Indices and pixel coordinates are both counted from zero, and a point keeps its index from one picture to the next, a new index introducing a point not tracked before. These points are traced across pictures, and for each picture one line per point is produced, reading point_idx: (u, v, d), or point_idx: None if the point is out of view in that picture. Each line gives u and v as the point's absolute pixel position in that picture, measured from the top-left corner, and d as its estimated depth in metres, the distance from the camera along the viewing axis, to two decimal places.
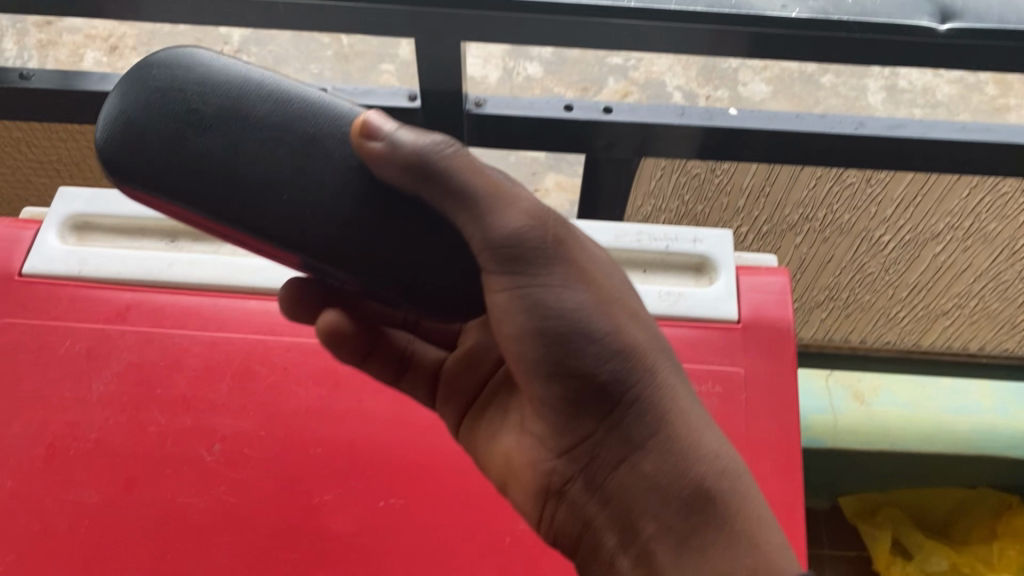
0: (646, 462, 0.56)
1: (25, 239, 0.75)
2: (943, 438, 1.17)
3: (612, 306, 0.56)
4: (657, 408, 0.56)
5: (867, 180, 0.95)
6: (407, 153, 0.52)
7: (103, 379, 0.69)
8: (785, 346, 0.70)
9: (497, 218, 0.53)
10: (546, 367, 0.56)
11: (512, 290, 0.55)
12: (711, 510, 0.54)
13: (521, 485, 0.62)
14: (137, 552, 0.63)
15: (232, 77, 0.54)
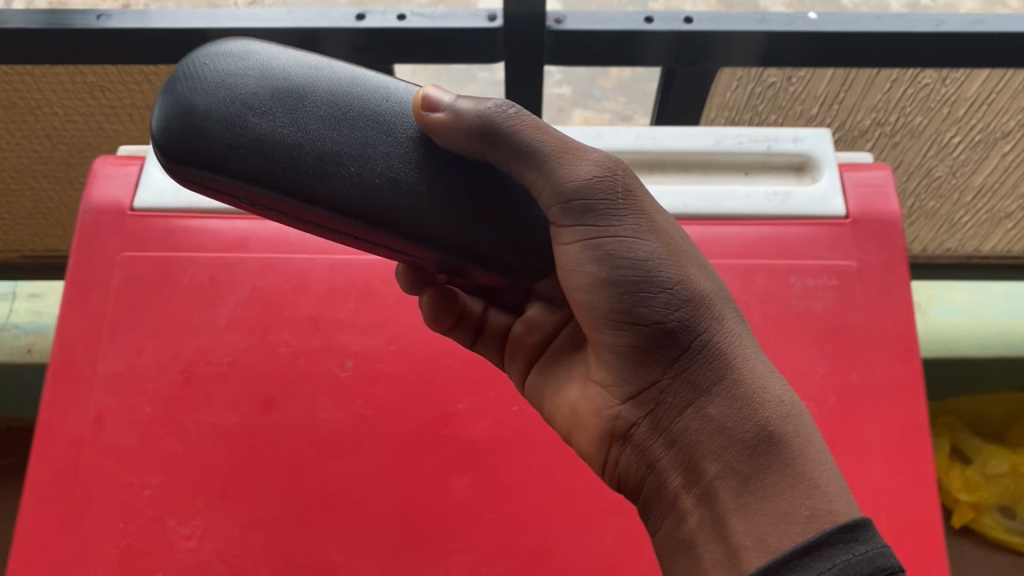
0: (713, 403, 0.50)
1: (131, 174, 0.75)
2: (995, 339, 1.08)
3: (680, 254, 0.52)
4: (726, 350, 0.51)
5: (941, 80, 0.96)
6: (470, 120, 0.51)
7: (230, 304, 0.70)
8: (895, 238, 0.72)
9: (565, 174, 0.51)
10: (609, 312, 0.53)
11: (578, 239, 0.52)
12: (782, 455, 0.48)
13: (586, 434, 0.58)
14: (282, 466, 0.65)
15: (285, 62, 0.55)
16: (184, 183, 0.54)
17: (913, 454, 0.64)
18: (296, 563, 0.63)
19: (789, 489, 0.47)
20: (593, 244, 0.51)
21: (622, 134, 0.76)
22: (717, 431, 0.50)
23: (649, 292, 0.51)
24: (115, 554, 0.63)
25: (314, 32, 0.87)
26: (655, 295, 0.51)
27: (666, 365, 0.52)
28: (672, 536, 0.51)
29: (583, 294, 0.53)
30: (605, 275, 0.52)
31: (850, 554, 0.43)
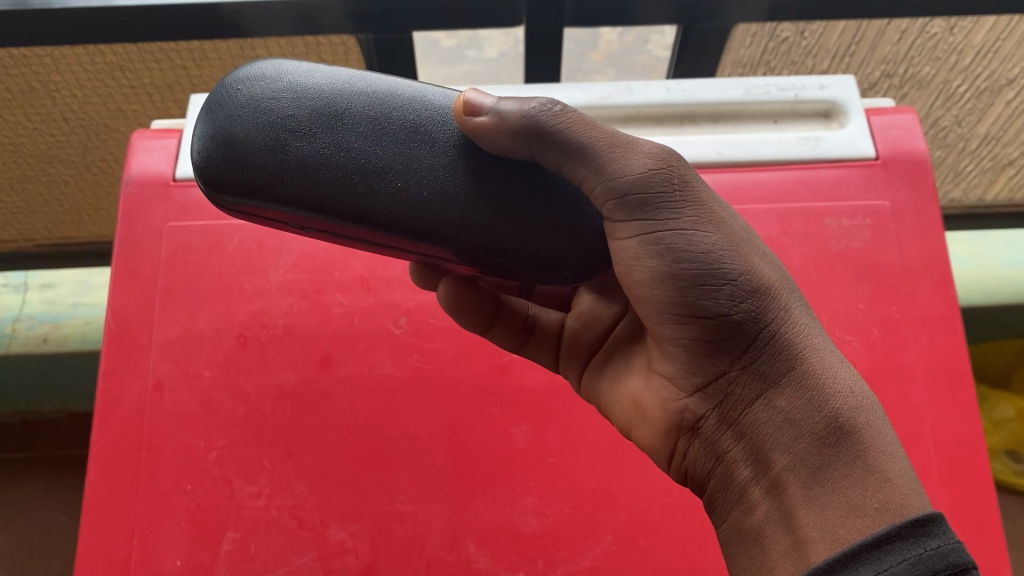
0: (782, 395, 0.50)
1: (171, 145, 0.76)
2: (998, 287, 1.08)
3: (741, 247, 0.52)
4: (793, 342, 0.51)
5: (949, 29, 0.98)
6: (516, 121, 0.51)
7: (280, 269, 0.72)
8: (926, 176, 0.74)
9: (619, 169, 0.51)
10: (672, 307, 0.52)
11: (637, 234, 0.52)
12: (853, 446, 0.48)
13: (649, 426, 0.58)
14: (344, 422, 0.67)
15: (318, 80, 0.54)
16: (230, 211, 0.53)
17: (953, 382, 0.67)
18: (364, 514, 0.64)
19: (858, 480, 0.47)
20: (654, 240, 0.51)
21: (652, 88, 0.78)
22: (786, 423, 0.50)
23: (711, 285, 0.51)
24: (185, 514, 0.64)
25: (337, 2, 0.88)
26: (717, 288, 0.51)
27: (733, 357, 0.52)
28: (739, 526, 0.52)
29: (643, 290, 0.53)
30: (667, 270, 0.51)
31: (921, 549, 0.42)
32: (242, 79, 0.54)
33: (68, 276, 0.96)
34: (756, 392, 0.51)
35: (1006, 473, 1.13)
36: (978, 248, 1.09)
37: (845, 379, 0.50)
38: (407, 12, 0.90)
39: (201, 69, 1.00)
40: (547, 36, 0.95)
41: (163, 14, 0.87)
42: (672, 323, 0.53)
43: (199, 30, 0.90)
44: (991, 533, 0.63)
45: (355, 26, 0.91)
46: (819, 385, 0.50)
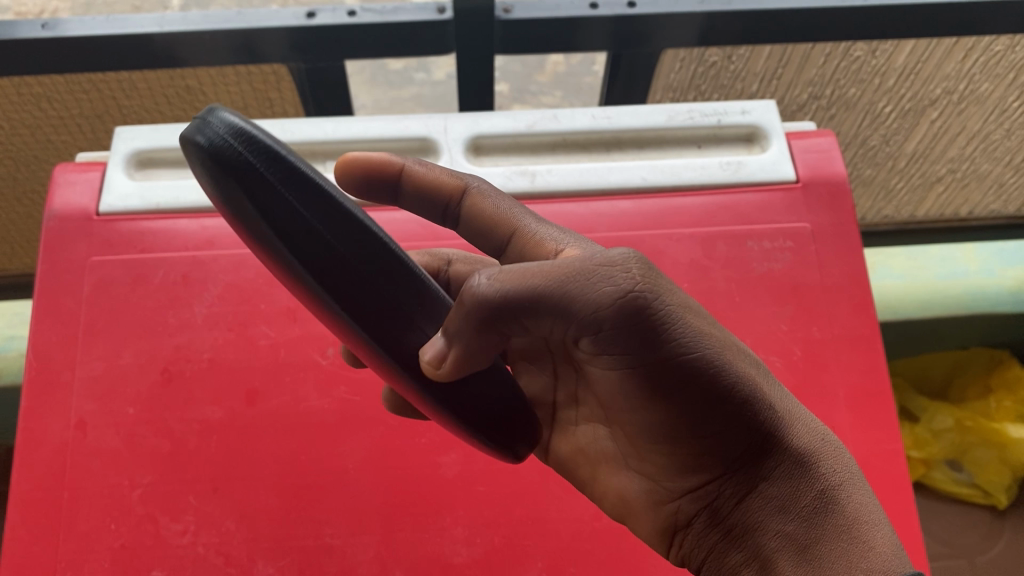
0: (769, 482, 0.48)
1: (95, 179, 0.75)
2: (935, 303, 1.09)
3: (732, 351, 0.47)
4: (782, 430, 0.48)
5: (872, 53, 1.01)
6: (473, 328, 0.42)
7: (205, 303, 0.72)
8: (844, 198, 0.76)
9: (586, 310, 0.42)
10: (666, 416, 0.48)
11: (618, 360, 0.45)
12: (840, 520, 0.47)
13: (640, 523, 0.56)
14: (271, 456, 0.66)
15: (252, 225, 0.39)
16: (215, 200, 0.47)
17: (874, 400, 0.69)
18: (291, 549, 0.64)
19: (848, 556, 0.45)
20: (630, 358, 0.44)
21: (578, 115, 0.79)
22: (778, 508, 0.48)
23: (705, 398, 0.46)
24: (108, 554, 0.63)
25: (265, 32, 0.88)
26: (712, 398, 0.46)
27: (722, 458, 0.49)
28: None
29: (629, 400, 0.49)
30: (658, 384, 0.46)
31: None
32: (222, 170, 0.37)
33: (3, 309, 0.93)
34: (749, 486, 0.49)
35: (947, 483, 1.16)
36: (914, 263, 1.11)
37: (829, 454, 0.49)
38: (337, 42, 0.90)
39: (131, 99, 0.99)
40: (478, 64, 0.96)
41: (88, 44, 0.86)
42: (659, 428, 0.49)
43: (127, 61, 0.89)
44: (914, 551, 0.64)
45: (286, 55, 0.91)
46: (804, 472, 0.48)
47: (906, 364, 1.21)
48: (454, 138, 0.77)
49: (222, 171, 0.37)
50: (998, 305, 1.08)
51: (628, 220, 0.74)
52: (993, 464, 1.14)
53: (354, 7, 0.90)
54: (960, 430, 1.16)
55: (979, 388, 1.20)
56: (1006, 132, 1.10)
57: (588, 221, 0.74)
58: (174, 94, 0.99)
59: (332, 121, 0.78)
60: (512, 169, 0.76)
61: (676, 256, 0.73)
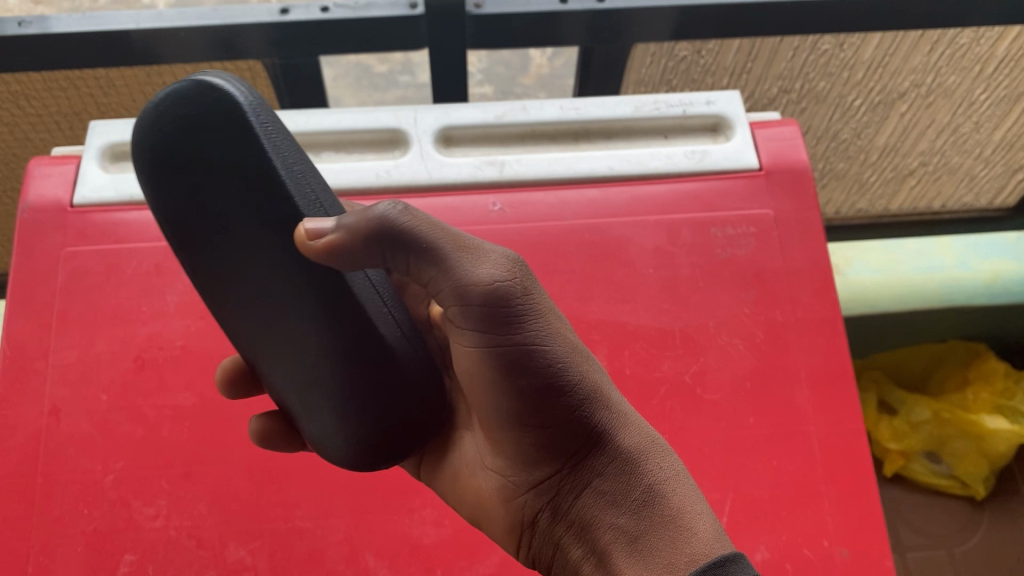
0: (604, 480, 0.51)
1: (70, 171, 0.76)
2: (910, 296, 1.10)
3: (572, 346, 0.49)
4: (615, 427, 0.51)
5: (839, 46, 1.02)
6: (361, 228, 0.44)
7: (178, 291, 0.72)
8: (807, 185, 0.77)
9: (462, 278, 0.44)
10: (513, 412, 0.50)
11: (473, 348, 0.47)
12: (666, 511, 0.49)
13: (495, 521, 0.58)
14: (242, 441, 0.67)
15: (250, 179, 0.46)
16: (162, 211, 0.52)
17: (836, 382, 0.70)
18: (263, 531, 0.65)
19: (673, 544, 0.47)
20: (484, 348, 0.47)
21: (546, 107, 0.80)
22: (610, 502, 0.50)
23: (544, 392, 0.48)
24: (82, 538, 0.64)
25: (240, 28, 0.89)
26: (548, 391, 0.48)
27: (565, 452, 0.51)
28: None
29: (476, 392, 0.51)
30: (501, 374, 0.48)
31: None
32: (231, 118, 0.46)
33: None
34: (586, 479, 0.51)
35: (926, 475, 1.18)
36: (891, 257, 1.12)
37: (660, 456, 0.51)
38: (312, 38, 0.91)
39: (109, 97, 1.00)
40: (452, 59, 0.97)
41: (64, 41, 0.87)
42: (503, 421, 0.51)
43: (104, 57, 0.90)
44: (873, 528, 0.66)
45: (262, 51, 0.93)
46: (636, 466, 0.50)
47: (885, 356, 1.21)
48: (424, 129, 0.79)
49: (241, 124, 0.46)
50: (971, 297, 1.10)
51: (596, 208, 0.76)
52: (970, 455, 1.16)
53: (328, 3, 0.91)
54: (938, 422, 1.18)
55: (957, 379, 1.21)
56: (975, 125, 1.12)
57: (556, 210, 0.75)
58: (151, 91, 1.00)
59: (304, 113, 0.79)
60: (482, 160, 0.77)
61: (641, 242, 0.74)
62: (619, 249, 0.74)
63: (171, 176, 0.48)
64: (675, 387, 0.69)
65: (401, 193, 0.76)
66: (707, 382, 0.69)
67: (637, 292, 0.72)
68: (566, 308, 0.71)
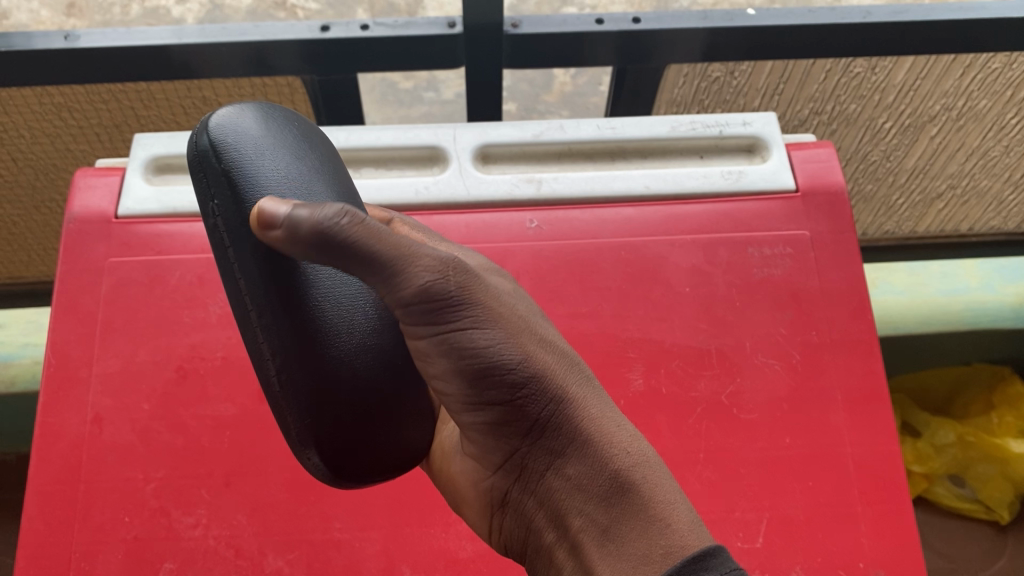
0: (566, 464, 0.48)
1: (115, 183, 0.77)
2: (936, 317, 1.10)
3: (518, 328, 0.47)
4: (571, 410, 0.48)
5: (872, 69, 1.03)
6: (309, 231, 0.42)
7: (220, 303, 0.73)
8: (843, 207, 0.78)
9: (404, 281, 0.44)
10: (463, 393, 0.48)
11: (424, 336, 0.47)
12: (634, 499, 0.46)
13: (470, 502, 0.56)
14: (281, 452, 0.68)
15: (344, 178, 0.55)
16: (223, 170, 0.48)
17: (872, 404, 0.70)
18: (301, 542, 0.66)
19: (645, 533, 0.45)
20: (436, 335, 0.46)
21: (583, 126, 0.81)
22: (573, 488, 0.47)
23: (492, 375, 0.46)
24: (123, 546, 0.65)
25: (280, 44, 0.91)
26: (498, 382, 0.47)
27: (522, 435, 0.49)
28: None
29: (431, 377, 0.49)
30: (450, 367, 0.47)
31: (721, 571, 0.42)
32: (317, 137, 0.56)
33: (18, 316, 0.97)
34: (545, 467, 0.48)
35: (950, 498, 1.17)
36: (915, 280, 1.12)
37: (623, 440, 0.48)
38: (352, 54, 0.93)
39: (149, 109, 1.01)
40: (487, 79, 0.98)
41: (108, 55, 0.89)
42: (460, 413, 0.49)
43: (148, 71, 0.92)
44: (910, 550, 0.66)
45: (301, 67, 0.94)
46: (594, 450, 0.47)
47: (909, 380, 1.21)
48: (463, 146, 0.80)
49: (325, 144, 0.56)
50: (998, 319, 1.09)
51: (632, 227, 0.76)
52: (995, 480, 1.15)
53: (367, 21, 0.92)
54: (963, 445, 1.17)
55: (982, 403, 1.20)
56: (1005, 149, 1.12)
57: (593, 228, 0.76)
58: (190, 104, 1.01)
59: (345, 129, 0.80)
60: (520, 177, 0.78)
61: (678, 261, 0.75)
62: (656, 268, 0.75)
63: (276, 148, 0.50)
64: (711, 407, 0.69)
65: (440, 209, 0.77)
66: (743, 402, 0.70)
67: (674, 311, 0.73)
68: (603, 326, 0.72)
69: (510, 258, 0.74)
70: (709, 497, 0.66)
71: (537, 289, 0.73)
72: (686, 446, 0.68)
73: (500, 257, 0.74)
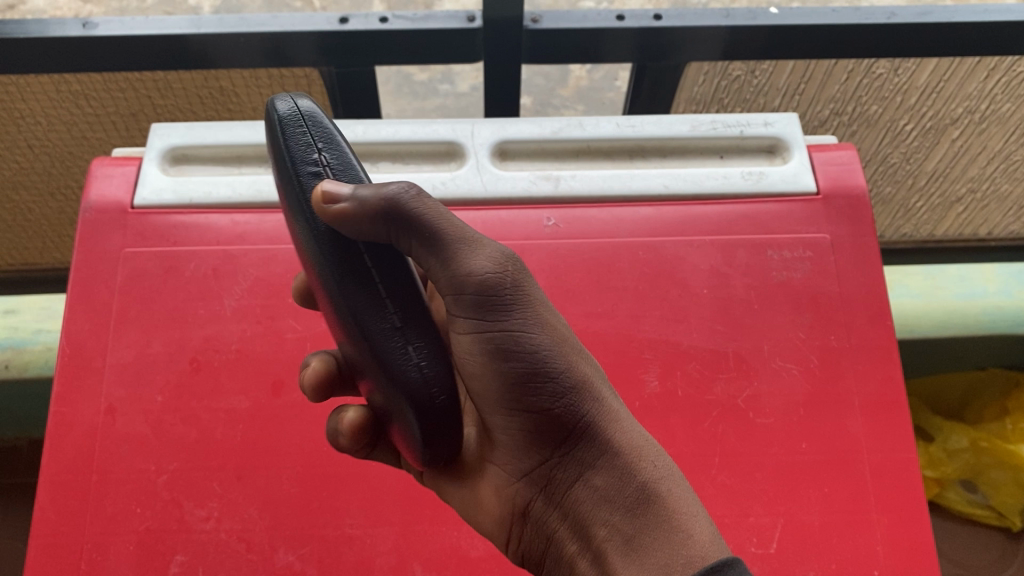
0: (596, 473, 0.47)
1: (131, 173, 0.77)
2: (952, 320, 1.08)
3: (563, 337, 0.48)
4: (606, 423, 0.47)
5: (895, 70, 1.01)
6: (375, 206, 0.43)
7: (235, 295, 0.73)
8: (864, 210, 0.77)
9: (464, 270, 0.45)
10: (501, 397, 0.48)
11: (472, 336, 0.47)
12: (660, 512, 0.45)
13: (487, 515, 0.55)
14: (293, 446, 0.68)
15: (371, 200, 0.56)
16: (303, 136, 0.48)
17: (890, 410, 0.70)
18: (312, 537, 0.65)
19: (667, 543, 0.44)
20: (484, 337, 0.46)
21: (602, 124, 0.80)
22: (602, 498, 0.47)
23: (534, 381, 0.46)
24: (134, 536, 0.65)
25: (299, 36, 0.90)
26: (540, 388, 0.46)
27: (553, 445, 0.48)
28: None
29: (471, 381, 0.49)
30: (492, 367, 0.47)
31: None
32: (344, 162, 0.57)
33: (32, 302, 0.99)
34: (572, 477, 0.48)
35: (962, 504, 1.16)
36: (931, 283, 1.11)
37: (653, 456, 0.48)
38: (370, 48, 0.92)
39: (166, 99, 1.01)
40: (505, 74, 0.98)
41: (126, 43, 0.89)
42: (495, 417, 0.49)
43: (165, 61, 0.92)
44: (926, 559, 0.65)
45: (320, 59, 0.94)
46: (625, 460, 0.47)
47: (922, 384, 1.21)
48: (481, 142, 0.79)
49: None
50: (1016, 325, 1.08)
51: (650, 227, 0.76)
52: (1007, 486, 1.14)
53: (386, 14, 0.92)
54: (976, 450, 1.15)
55: (997, 408, 1.19)
56: None
57: (610, 227, 0.75)
58: (207, 95, 1.00)
59: (362, 123, 0.80)
60: (538, 174, 0.78)
61: (696, 262, 0.74)
62: (674, 269, 0.74)
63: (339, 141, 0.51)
64: (727, 410, 0.69)
65: (457, 205, 0.76)
66: (760, 406, 0.69)
67: (692, 313, 0.72)
68: (620, 326, 0.71)
69: (527, 255, 0.74)
70: (723, 501, 0.66)
71: (554, 288, 0.73)
72: (702, 450, 0.67)
73: (516, 255, 0.74)
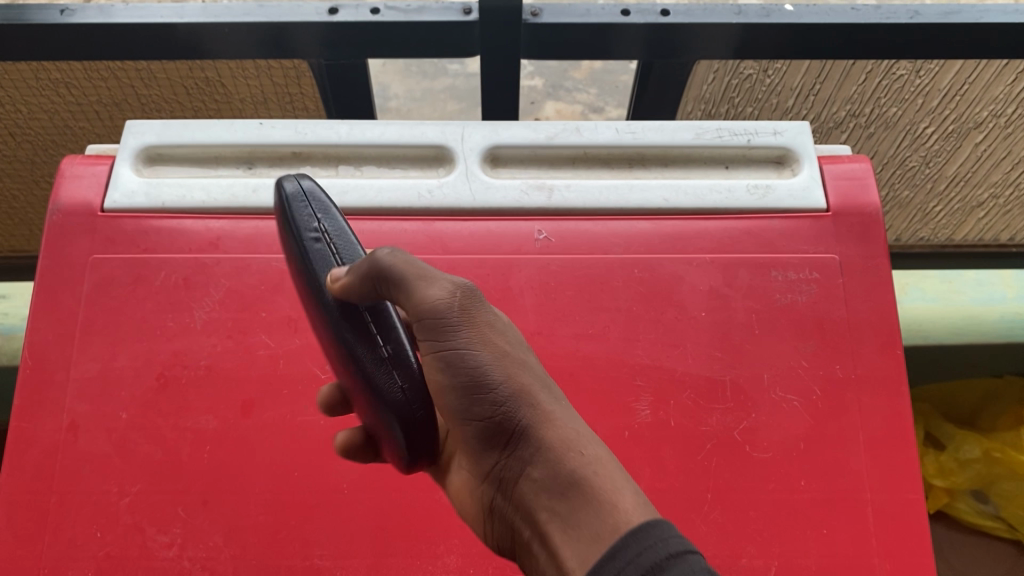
0: (532, 462, 0.41)
1: (102, 173, 0.73)
2: (969, 327, 1.04)
3: (506, 344, 0.44)
4: (539, 412, 0.42)
5: (916, 71, 0.96)
6: (371, 269, 0.44)
7: (205, 307, 0.69)
8: (876, 229, 0.72)
9: (417, 301, 0.43)
10: (452, 407, 0.44)
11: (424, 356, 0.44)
12: (589, 491, 0.39)
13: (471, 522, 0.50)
14: (263, 470, 0.64)
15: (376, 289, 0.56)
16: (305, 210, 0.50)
17: (896, 446, 0.66)
18: (279, 568, 0.62)
19: (597, 522, 0.38)
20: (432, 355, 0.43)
21: (601, 129, 0.76)
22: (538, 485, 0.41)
23: (473, 388, 0.42)
24: (92, 563, 0.62)
25: (284, 27, 0.85)
26: (478, 393, 0.42)
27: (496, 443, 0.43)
28: None
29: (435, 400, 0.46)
30: (443, 383, 0.44)
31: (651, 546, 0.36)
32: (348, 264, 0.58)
33: (23, 288, 0.98)
34: (512, 478, 0.42)
35: (972, 515, 1.12)
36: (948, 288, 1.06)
37: (588, 439, 0.41)
38: (361, 40, 0.88)
39: (150, 88, 0.97)
40: (504, 69, 0.93)
41: (105, 32, 0.84)
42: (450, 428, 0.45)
43: (146, 51, 0.88)
44: None
45: (308, 51, 0.89)
46: (556, 450, 0.41)
47: (936, 390, 1.17)
48: (471, 147, 0.75)
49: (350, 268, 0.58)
50: None
51: (647, 242, 0.71)
52: (1019, 499, 1.08)
53: (377, 4, 0.87)
54: (988, 461, 1.10)
55: (1013, 417, 1.13)
56: None
57: (604, 241, 0.71)
58: (193, 85, 0.97)
59: (347, 123, 0.76)
60: (530, 183, 0.73)
61: (695, 282, 0.70)
62: (670, 289, 0.70)
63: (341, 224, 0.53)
64: (723, 443, 0.65)
65: (442, 215, 0.72)
66: (758, 439, 0.65)
67: (688, 337, 0.68)
68: (610, 350, 0.67)
69: (514, 271, 0.70)
70: (714, 541, 0.62)
71: (542, 306, 0.69)
72: (694, 485, 0.63)
73: (504, 270, 0.70)
